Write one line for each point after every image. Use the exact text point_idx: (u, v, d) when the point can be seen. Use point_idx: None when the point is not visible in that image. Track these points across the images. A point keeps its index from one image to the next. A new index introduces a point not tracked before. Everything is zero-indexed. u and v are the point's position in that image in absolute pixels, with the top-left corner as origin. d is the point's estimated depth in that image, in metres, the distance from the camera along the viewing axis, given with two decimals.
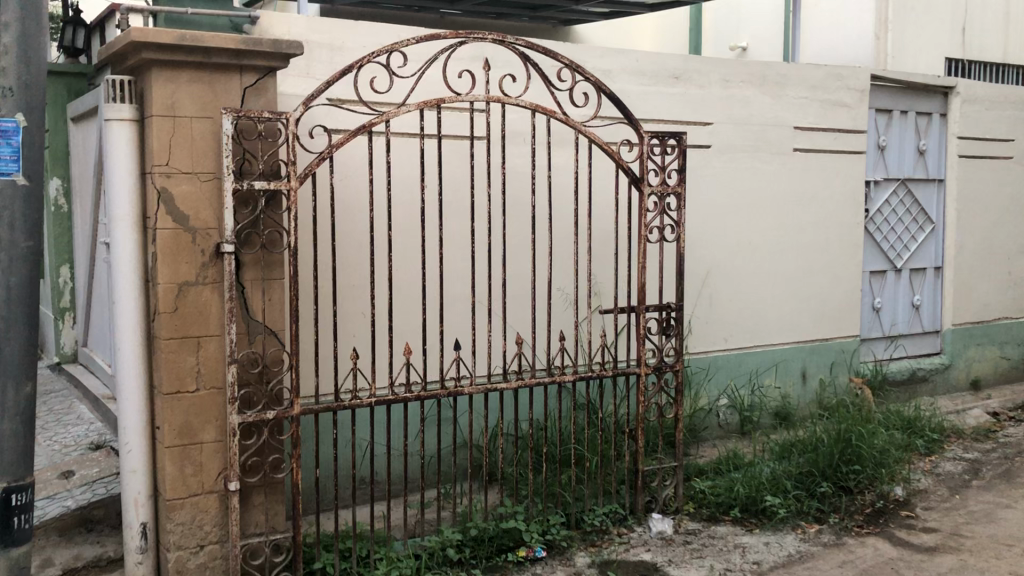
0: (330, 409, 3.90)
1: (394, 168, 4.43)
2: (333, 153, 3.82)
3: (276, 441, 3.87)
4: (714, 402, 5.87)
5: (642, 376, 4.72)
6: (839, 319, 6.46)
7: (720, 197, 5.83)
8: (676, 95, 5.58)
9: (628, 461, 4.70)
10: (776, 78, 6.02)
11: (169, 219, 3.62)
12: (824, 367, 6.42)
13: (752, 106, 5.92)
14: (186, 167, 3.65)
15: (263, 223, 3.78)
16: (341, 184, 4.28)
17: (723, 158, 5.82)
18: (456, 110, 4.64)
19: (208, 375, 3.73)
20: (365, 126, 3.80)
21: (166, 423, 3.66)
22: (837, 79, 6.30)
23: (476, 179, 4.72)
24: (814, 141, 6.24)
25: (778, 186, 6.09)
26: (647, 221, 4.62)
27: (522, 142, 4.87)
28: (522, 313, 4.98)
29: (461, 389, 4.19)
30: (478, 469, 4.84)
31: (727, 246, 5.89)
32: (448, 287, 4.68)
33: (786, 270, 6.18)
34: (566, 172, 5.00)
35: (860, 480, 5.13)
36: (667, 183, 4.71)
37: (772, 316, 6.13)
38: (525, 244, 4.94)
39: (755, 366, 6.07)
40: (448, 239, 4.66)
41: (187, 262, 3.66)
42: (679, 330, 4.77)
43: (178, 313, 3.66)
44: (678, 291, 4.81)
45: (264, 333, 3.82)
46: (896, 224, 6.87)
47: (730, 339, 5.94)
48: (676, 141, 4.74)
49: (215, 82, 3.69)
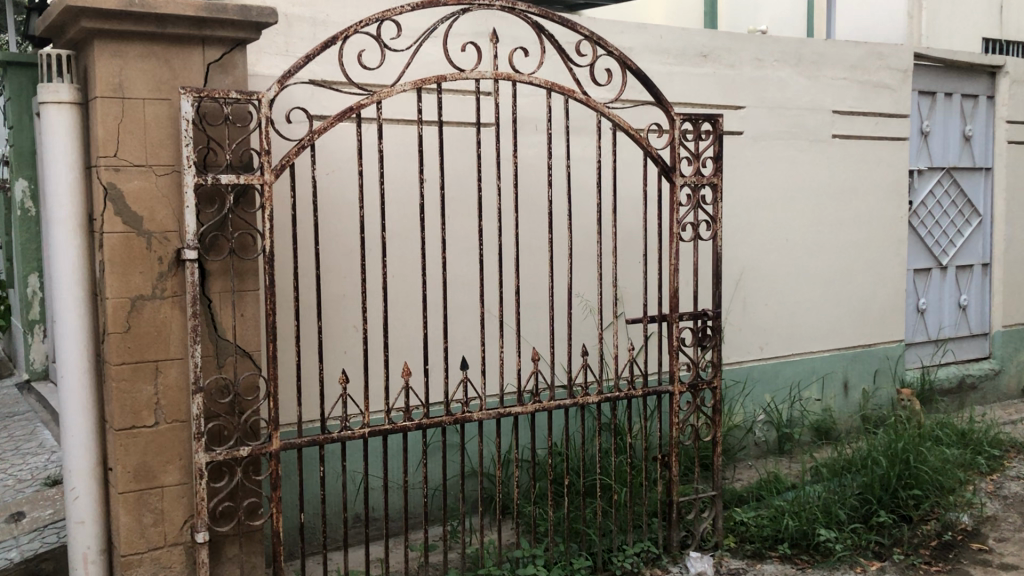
0: (316, 443, 3.30)
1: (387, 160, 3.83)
2: (315, 141, 3.22)
3: (251, 483, 3.27)
4: (752, 418, 5.28)
5: (676, 395, 4.12)
6: (882, 323, 5.87)
7: (753, 191, 5.24)
8: (704, 77, 5.01)
9: (661, 492, 4.11)
10: (813, 57, 5.43)
11: (119, 220, 3.02)
12: (867, 377, 5.82)
13: (788, 87, 5.34)
14: (138, 158, 3.04)
15: (232, 225, 3.19)
16: (328, 179, 3.70)
17: (757, 146, 5.23)
18: (458, 92, 4.03)
19: (169, 407, 3.13)
20: (353, 108, 3.20)
21: (119, 465, 3.07)
22: (879, 58, 5.71)
23: (483, 173, 4.14)
24: (854, 126, 5.64)
25: (817, 177, 5.50)
26: (680, 218, 4.02)
27: (534, 129, 4.29)
28: (538, 322, 4.39)
29: (469, 414, 3.58)
30: (489, 501, 4.26)
31: (762, 245, 5.30)
32: (453, 297, 4.08)
33: (825, 270, 5.59)
34: (585, 162, 4.42)
35: (923, 507, 4.56)
36: (701, 173, 4.11)
37: (811, 321, 5.54)
38: (541, 247, 4.35)
39: (794, 377, 5.49)
40: (453, 242, 4.06)
41: (142, 272, 3.06)
42: (716, 341, 4.18)
43: (131, 333, 3.06)
44: (715, 296, 4.21)
45: (235, 354, 3.22)
46: (941, 218, 6.28)
47: (766, 348, 5.36)
48: (711, 125, 4.14)
49: (172, 58, 3.09)
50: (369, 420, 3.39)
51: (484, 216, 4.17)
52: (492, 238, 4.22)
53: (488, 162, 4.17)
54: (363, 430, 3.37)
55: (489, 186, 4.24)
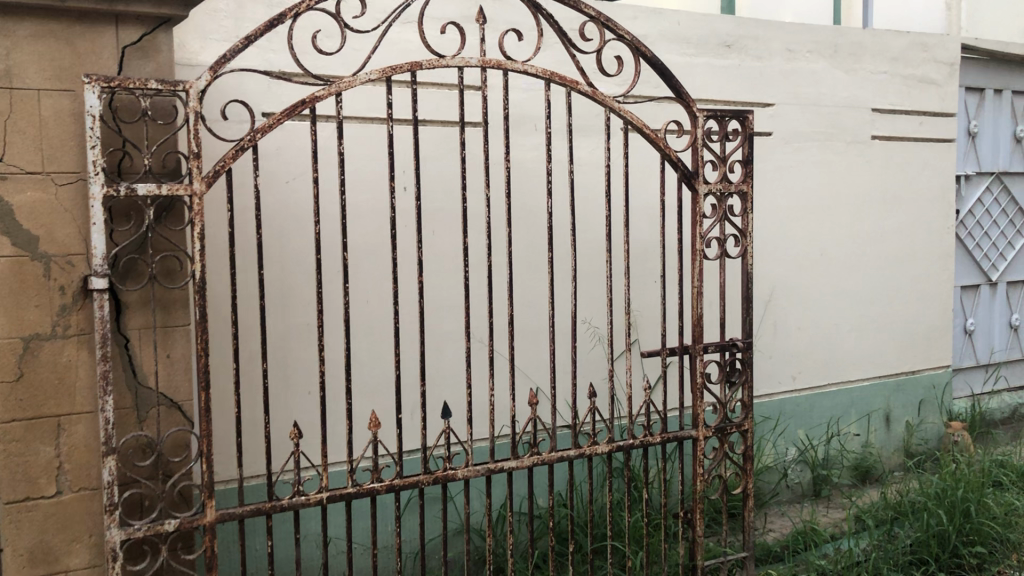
0: (261, 512, 2.68)
1: (349, 170, 3.32)
2: (258, 142, 2.63)
3: (181, 562, 2.65)
4: (783, 458, 4.66)
5: (701, 442, 3.49)
6: (927, 346, 5.23)
7: (783, 200, 4.62)
8: (728, 70, 4.40)
9: (683, 553, 3.49)
10: (850, 48, 4.81)
11: (7, 241, 2.41)
12: (912, 408, 5.18)
13: (822, 82, 4.72)
14: (33, 164, 2.44)
15: (153, 245, 2.59)
16: (284, 190, 3.29)
17: (788, 150, 4.62)
18: (430, 86, 3.49)
19: (75, 472, 2.51)
20: (305, 102, 2.62)
21: (9, 547, 2.44)
22: (923, 50, 5.09)
23: (468, 180, 3.59)
24: (896, 126, 5.01)
25: (854, 184, 4.87)
26: (704, 233, 3.40)
27: (531, 131, 3.72)
28: (538, 354, 3.80)
29: (453, 472, 2.95)
30: (482, 565, 3.66)
31: (793, 260, 4.68)
32: (434, 326, 3.53)
33: (863, 288, 4.96)
34: (592, 169, 3.83)
35: (987, 567, 3.93)
36: (729, 180, 3.49)
37: (848, 347, 4.92)
38: (542, 265, 3.79)
39: (831, 411, 4.86)
40: (430, 260, 3.51)
41: (38, 306, 2.45)
42: (746, 376, 3.57)
43: (24, 382, 2.45)
44: (746, 324, 3.59)
45: (160, 406, 2.62)
46: (990, 228, 5.63)
47: (800, 378, 4.74)
48: (740, 124, 3.53)
49: (76, 38, 2.48)
50: (326, 482, 2.78)
51: (473, 231, 3.59)
52: (482, 256, 3.64)
53: (473, 166, 3.60)
54: (320, 495, 2.76)
55: (479, 196, 3.64)
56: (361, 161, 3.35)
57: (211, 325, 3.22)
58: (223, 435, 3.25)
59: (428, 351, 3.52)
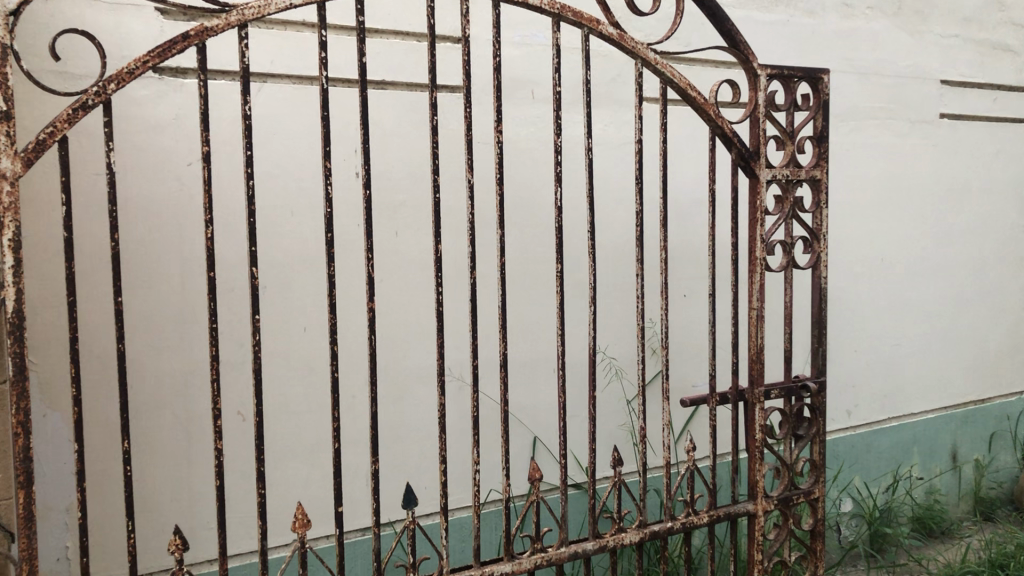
0: None
1: (262, 149, 2.47)
2: (106, 96, 1.67)
3: None
4: (837, 511, 3.74)
5: (758, 519, 2.55)
6: (999, 370, 4.34)
7: (838, 193, 3.71)
8: (774, 27, 3.47)
9: None
10: (915, 5, 3.90)
11: None
12: (981, 443, 4.27)
13: (883, 46, 3.80)
14: None
15: None
16: (186, 175, 2.44)
17: (844, 130, 3.71)
18: (386, 34, 2.59)
19: None
20: (180, 38, 1.70)
21: None
22: (998, 10, 4.17)
23: (442, 165, 2.68)
24: (967, 102, 4.10)
25: (920, 172, 3.96)
26: (767, 235, 2.45)
27: (526, 100, 2.81)
28: (537, 394, 2.89)
29: None
30: None
31: (849, 266, 3.78)
32: (389, 358, 2.64)
33: (929, 299, 4.06)
34: (606, 151, 2.97)
35: None
36: (798, 163, 2.53)
37: (911, 372, 4.02)
38: (539, 277, 2.88)
39: (892, 451, 3.95)
40: (386, 273, 2.62)
41: None
42: (817, 429, 2.64)
43: None
44: (818, 357, 2.65)
45: None
46: None
47: (855, 413, 3.84)
48: (812, 87, 2.56)
49: None
50: None
51: (448, 232, 2.68)
52: (461, 267, 2.74)
53: (447, 147, 2.69)
54: None
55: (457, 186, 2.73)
56: (278, 137, 2.49)
57: (44, 380, 2.29)
58: (76, 528, 2.34)
59: (384, 394, 2.65)
